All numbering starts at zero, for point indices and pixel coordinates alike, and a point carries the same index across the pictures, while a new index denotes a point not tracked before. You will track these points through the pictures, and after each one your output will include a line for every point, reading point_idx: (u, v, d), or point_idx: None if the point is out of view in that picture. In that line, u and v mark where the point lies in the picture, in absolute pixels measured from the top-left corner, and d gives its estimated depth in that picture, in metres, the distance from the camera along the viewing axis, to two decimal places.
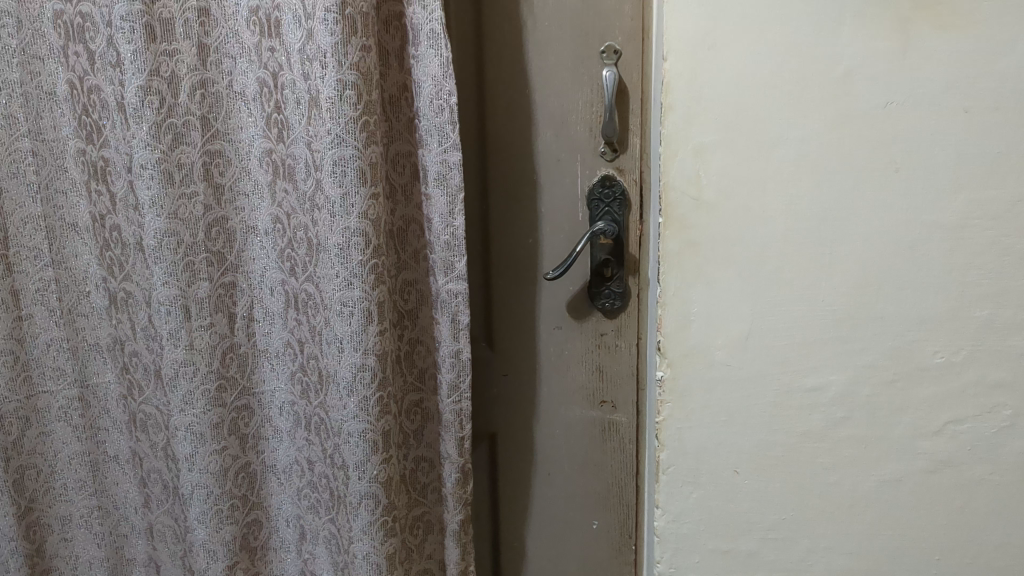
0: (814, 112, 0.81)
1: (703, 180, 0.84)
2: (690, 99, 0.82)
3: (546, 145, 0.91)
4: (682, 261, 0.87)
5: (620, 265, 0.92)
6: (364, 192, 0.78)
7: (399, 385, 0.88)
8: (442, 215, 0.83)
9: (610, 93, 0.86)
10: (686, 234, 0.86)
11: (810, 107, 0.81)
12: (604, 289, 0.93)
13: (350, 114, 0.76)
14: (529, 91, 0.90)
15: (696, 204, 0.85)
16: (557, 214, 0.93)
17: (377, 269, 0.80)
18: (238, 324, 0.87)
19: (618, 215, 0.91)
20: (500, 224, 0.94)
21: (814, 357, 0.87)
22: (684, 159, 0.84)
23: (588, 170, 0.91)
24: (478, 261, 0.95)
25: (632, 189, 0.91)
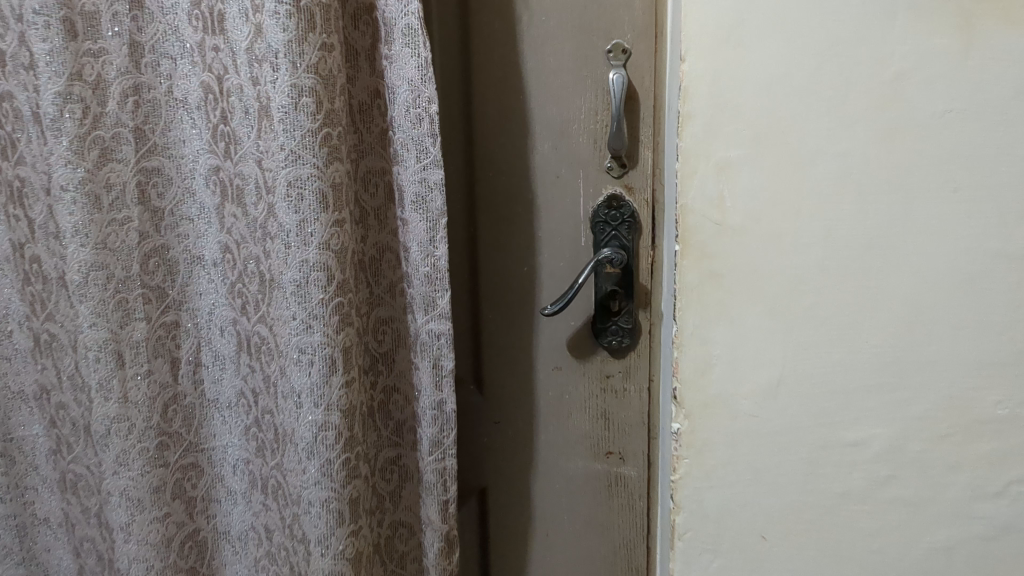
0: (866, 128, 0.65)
1: (728, 203, 0.68)
2: (712, 105, 0.66)
3: (544, 159, 0.78)
4: (703, 297, 0.70)
5: (629, 297, 0.80)
6: (329, 218, 0.66)
7: (370, 438, 0.76)
8: (421, 243, 0.71)
9: (619, 97, 0.73)
10: (707, 266, 0.70)
11: (863, 116, 0.65)
12: (610, 325, 0.80)
13: (307, 125, 0.63)
14: (521, 95, 0.77)
15: (719, 231, 0.69)
16: (556, 238, 0.80)
17: (341, 307, 0.68)
18: (182, 371, 0.74)
19: (626, 240, 0.79)
20: (487, 248, 0.81)
21: (854, 407, 0.70)
22: (704, 177, 0.68)
23: (592, 188, 0.78)
24: (464, 290, 0.83)
25: (643, 210, 0.78)
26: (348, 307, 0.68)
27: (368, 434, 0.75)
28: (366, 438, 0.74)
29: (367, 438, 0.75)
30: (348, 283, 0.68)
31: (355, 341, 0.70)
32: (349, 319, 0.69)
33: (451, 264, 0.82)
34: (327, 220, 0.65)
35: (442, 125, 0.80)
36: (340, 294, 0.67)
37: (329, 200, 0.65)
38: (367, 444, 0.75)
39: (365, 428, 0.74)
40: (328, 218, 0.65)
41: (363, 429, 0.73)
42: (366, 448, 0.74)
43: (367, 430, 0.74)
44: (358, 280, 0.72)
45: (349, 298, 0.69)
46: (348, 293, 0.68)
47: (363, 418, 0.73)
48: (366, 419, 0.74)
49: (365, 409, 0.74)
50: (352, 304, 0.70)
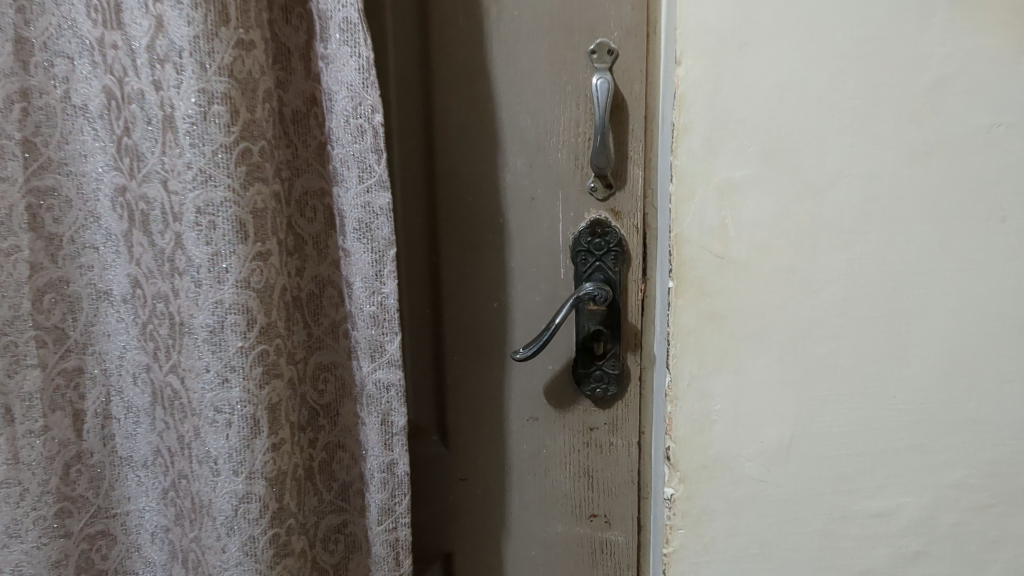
0: (883, 147, 0.59)
1: (728, 230, 0.60)
2: (711, 117, 0.59)
3: (516, 178, 0.67)
4: (700, 339, 0.63)
5: (616, 338, 0.68)
6: (250, 251, 0.55)
7: (306, 506, 0.64)
8: (366, 279, 0.59)
9: (603, 106, 0.62)
10: (705, 303, 0.62)
11: (878, 131, 0.59)
12: (593, 370, 0.69)
13: (219, 138, 0.52)
14: (489, 104, 0.66)
15: (718, 263, 0.61)
16: (531, 270, 0.69)
17: (266, 354, 0.56)
18: (88, 426, 0.63)
19: (612, 272, 0.67)
20: (450, 280, 0.70)
21: (879, 473, 0.64)
22: (702, 200, 0.60)
23: (572, 212, 0.67)
24: (425, 328, 0.72)
25: (632, 238, 0.67)
26: (275, 355, 0.57)
27: (305, 502, 0.64)
28: (302, 507, 0.63)
29: (303, 506, 0.63)
30: (275, 327, 0.57)
31: (286, 395, 0.59)
32: (275, 370, 0.58)
33: (404, 299, 0.71)
34: (247, 253, 0.54)
35: (389, 138, 0.68)
36: (264, 341, 0.56)
37: (248, 229, 0.54)
38: (303, 513, 0.63)
39: (300, 495, 0.63)
40: (247, 250, 0.54)
41: (298, 497, 0.62)
42: (302, 518, 0.63)
43: (302, 498, 0.63)
44: (291, 322, 0.60)
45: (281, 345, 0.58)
46: (276, 338, 0.57)
47: (297, 485, 0.62)
48: (301, 485, 0.63)
49: (300, 473, 0.62)
50: (282, 350, 0.58)
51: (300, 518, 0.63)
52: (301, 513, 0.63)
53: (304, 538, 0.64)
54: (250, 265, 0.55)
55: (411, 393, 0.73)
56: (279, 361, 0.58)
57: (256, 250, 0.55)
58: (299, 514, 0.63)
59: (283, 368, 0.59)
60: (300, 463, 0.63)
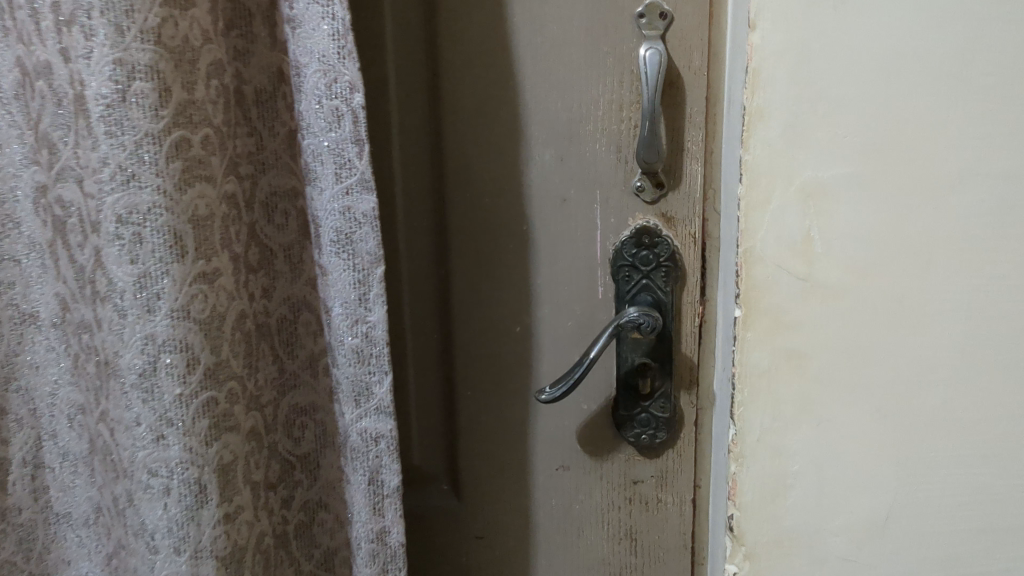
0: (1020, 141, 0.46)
1: (813, 245, 0.47)
2: (796, 96, 0.45)
3: (544, 175, 0.54)
4: (774, 382, 0.49)
5: (666, 374, 0.55)
6: (191, 270, 0.42)
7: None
8: (346, 304, 0.47)
9: (652, 87, 0.49)
10: (782, 338, 0.48)
11: (1012, 120, 0.45)
12: (637, 413, 0.56)
13: (143, 126, 0.40)
14: (510, 83, 0.53)
15: (799, 287, 0.48)
16: (562, 289, 0.56)
17: (212, 402, 0.44)
18: (13, 476, 0.52)
19: (661, 293, 0.54)
20: (463, 300, 0.57)
21: (1004, 555, 0.51)
22: (780, 206, 0.47)
23: (613, 218, 0.54)
24: (433, 358, 0.59)
25: (688, 249, 0.54)
26: (231, 401, 0.45)
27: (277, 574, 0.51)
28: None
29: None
30: (230, 366, 0.45)
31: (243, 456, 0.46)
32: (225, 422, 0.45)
33: (401, 324, 0.58)
34: (188, 274, 0.42)
35: (379, 127, 0.54)
36: (209, 385, 0.44)
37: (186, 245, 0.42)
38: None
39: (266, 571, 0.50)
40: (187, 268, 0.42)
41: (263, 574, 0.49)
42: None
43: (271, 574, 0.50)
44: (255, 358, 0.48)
45: (240, 384, 0.46)
46: (228, 381, 0.45)
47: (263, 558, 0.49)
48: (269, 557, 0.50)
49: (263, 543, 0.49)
50: (239, 395, 0.46)
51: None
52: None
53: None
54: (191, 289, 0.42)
55: (418, 435, 0.60)
56: (236, 412, 0.46)
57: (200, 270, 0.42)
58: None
59: (241, 416, 0.46)
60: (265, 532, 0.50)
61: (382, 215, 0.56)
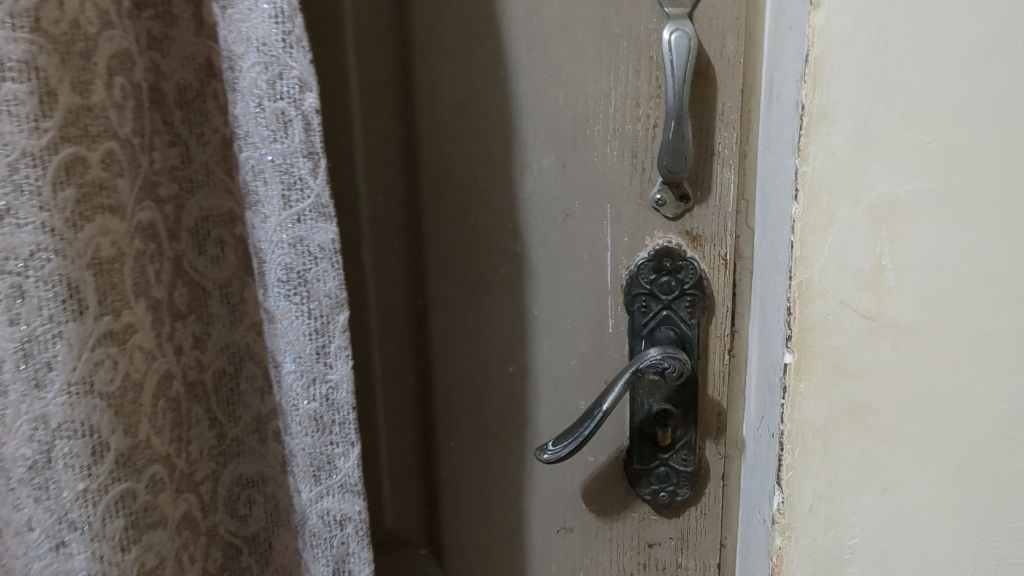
0: None
1: (884, 276, 0.38)
2: (866, 92, 0.36)
3: (540, 186, 0.44)
4: (832, 440, 0.40)
5: (690, 421, 0.46)
6: (94, 327, 0.32)
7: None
8: (299, 359, 0.37)
9: (679, 79, 0.40)
10: (843, 388, 0.39)
11: None
12: (656, 468, 0.47)
13: (20, 142, 0.29)
14: (499, 73, 0.43)
15: (865, 327, 0.38)
16: (563, 321, 0.46)
17: (131, 491, 0.34)
18: None
19: (684, 327, 0.45)
20: (444, 335, 0.47)
21: None
22: (844, 229, 0.37)
23: (626, 237, 0.44)
24: (408, 401, 0.49)
25: (718, 274, 0.45)
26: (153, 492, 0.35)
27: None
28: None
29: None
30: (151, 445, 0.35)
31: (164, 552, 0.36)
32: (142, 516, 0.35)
33: (368, 363, 0.48)
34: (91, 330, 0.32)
35: (338, 129, 0.44)
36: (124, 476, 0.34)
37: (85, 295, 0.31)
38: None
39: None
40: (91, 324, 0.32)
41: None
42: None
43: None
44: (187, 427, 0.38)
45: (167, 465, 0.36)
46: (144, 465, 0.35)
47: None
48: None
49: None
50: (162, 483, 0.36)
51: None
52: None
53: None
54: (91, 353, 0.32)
55: (391, 494, 0.51)
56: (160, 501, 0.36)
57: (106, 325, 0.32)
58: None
59: (165, 500, 0.36)
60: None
61: (344, 235, 0.46)
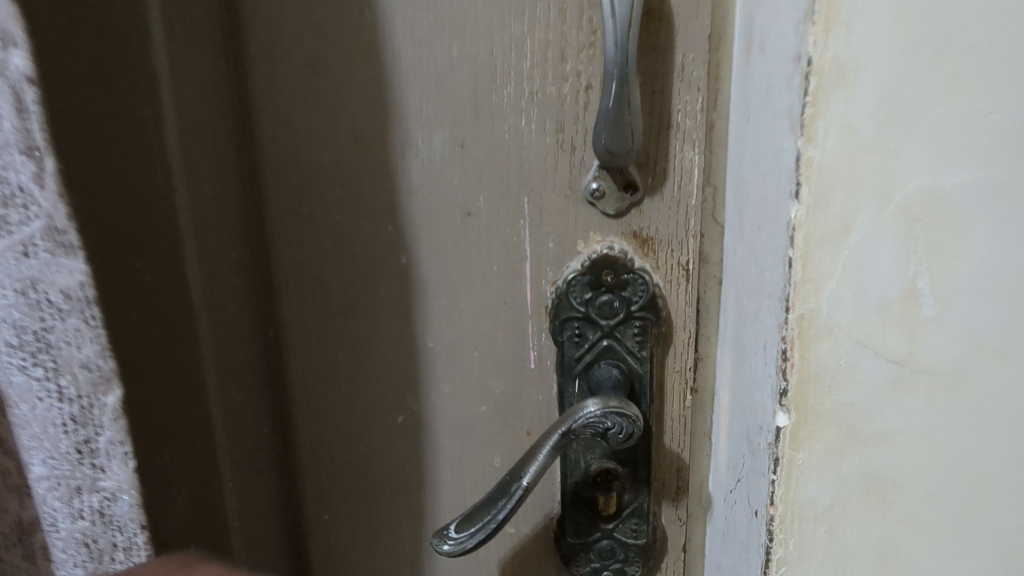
0: None
1: (917, 305, 0.26)
2: (907, 38, 0.23)
3: (429, 174, 0.32)
4: (839, 525, 0.29)
5: (640, 482, 0.35)
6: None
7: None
8: (56, 465, 0.24)
9: (624, 23, 0.27)
10: (857, 458, 0.28)
11: None
12: (595, 542, 0.36)
13: None
14: (364, 17, 0.30)
15: (890, 376, 0.27)
16: (468, 356, 0.34)
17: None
18: None
19: (632, 361, 0.33)
20: (307, 373, 0.35)
21: None
22: (867, 239, 0.25)
23: (551, 241, 0.32)
24: (262, 457, 0.37)
25: (676, 289, 0.32)
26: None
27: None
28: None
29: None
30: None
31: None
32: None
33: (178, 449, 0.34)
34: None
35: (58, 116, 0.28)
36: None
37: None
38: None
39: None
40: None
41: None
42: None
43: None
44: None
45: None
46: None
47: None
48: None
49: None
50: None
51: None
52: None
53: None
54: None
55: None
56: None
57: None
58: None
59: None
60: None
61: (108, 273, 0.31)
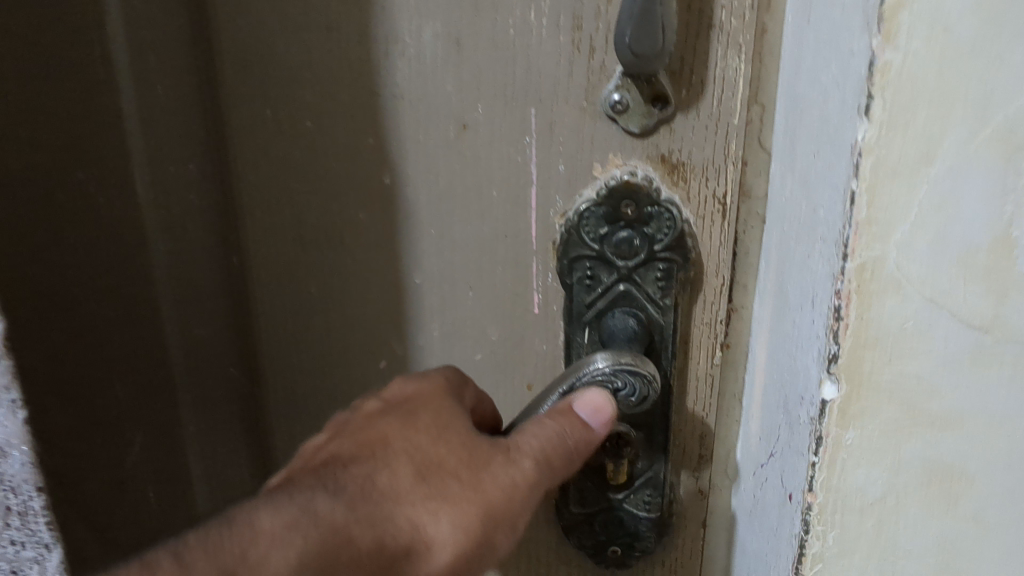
0: None
1: (1012, 258, 0.19)
2: None
3: (420, 78, 0.27)
4: (892, 518, 0.22)
5: (657, 450, 0.30)
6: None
7: (487, 459, 0.24)
8: None
9: None
10: (917, 442, 0.21)
11: None
12: (602, 512, 0.31)
13: None
14: None
15: (969, 346, 0.20)
16: (463, 294, 0.29)
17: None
18: None
19: (652, 310, 0.28)
20: (274, 298, 0.31)
21: None
22: (955, 169, 0.18)
23: (562, 164, 0.27)
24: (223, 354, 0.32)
25: (710, 227, 0.27)
26: (321, 543, 0.22)
27: (491, 457, 0.24)
28: (451, 468, 0.24)
29: (465, 475, 0.24)
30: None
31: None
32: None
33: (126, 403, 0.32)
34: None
35: None
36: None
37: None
38: (409, 503, 0.23)
39: (427, 503, 0.23)
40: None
41: (375, 544, 0.22)
42: (385, 543, 0.23)
43: (479, 464, 0.24)
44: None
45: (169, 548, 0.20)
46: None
47: (331, 522, 0.22)
48: (352, 443, 0.25)
49: (374, 496, 0.23)
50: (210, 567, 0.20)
51: (344, 551, 0.22)
52: (396, 563, 0.23)
53: (511, 528, 0.24)
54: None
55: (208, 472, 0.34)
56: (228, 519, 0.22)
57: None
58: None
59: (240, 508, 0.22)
60: (359, 474, 0.24)
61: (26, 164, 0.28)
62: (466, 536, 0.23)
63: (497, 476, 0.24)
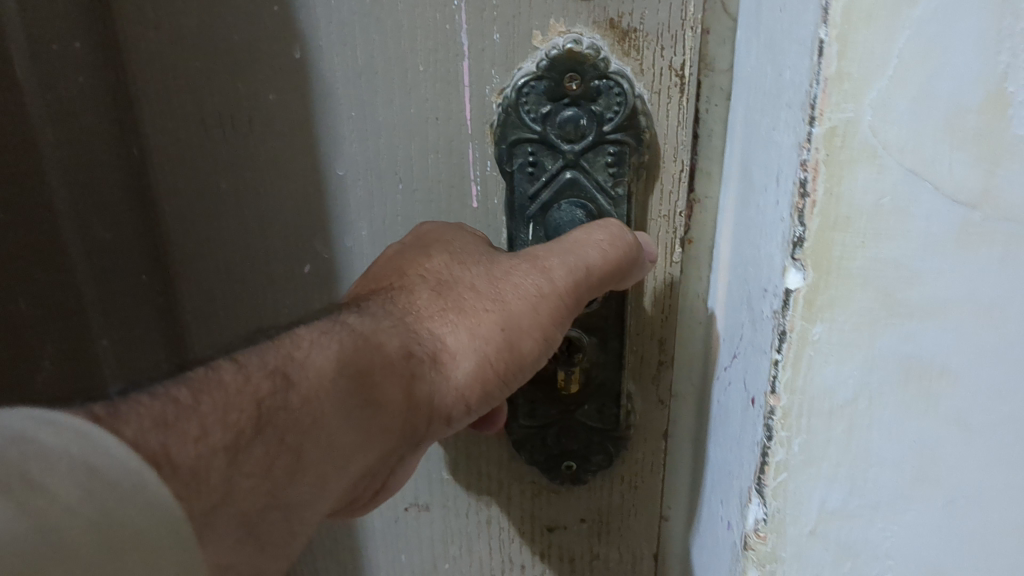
0: None
1: (1006, 119, 0.15)
2: None
3: None
4: (865, 426, 0.18)
5: (611, 356, 0.28)
6: (159, 482, 0.15)
7: (511, 269, 0.22)
8: None
9: None
10: (897, 339, 0.17)
11: None
12: (554, 424, 0.29)
13: None
14: None
15: (953, 226, 0.16)
16: (390, 189, 0.26)
17: (280, 382, 0.19)
18: None
19: (603, 201, 0.25)
20: (183, 191, 0.28)
21: None
22: (945, 6, 0.15)
23: (497, 32, 0.24)
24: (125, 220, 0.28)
25: (666, 104, 0.24)
26: (352, 351, 0.20)
27: (515, 265, 0.22)
28: (468, 283, 0.22)
29: (482, 286, 0.22)
30: (164, 458, 0.16)
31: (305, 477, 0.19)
32: (245, 465, 0.17)
33: None
34: (76, 440, 0.14)
35: None
36: (189, 484, 0.16)
37: (37, 504, 0.13)
38: (429, 320, 0.22)
39: (444, 316, 0.22)
40: (82, 457, 0.14)
41: (404, 351, 0.21)
42: (413, 353, 0.21)
43: (500, 274, 0.22)
44: (124, 426, 0.15)
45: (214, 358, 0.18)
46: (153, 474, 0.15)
47: (358, 332, 0.20)
48: (365, 286, 0.23)
49: (397, 314, 0.22)
50: (255, 369, 0.19)
51: (375, 357, 0.20)
52: (420, 370, 0.21)
53: (542, 340, 0.22)
54: (158, 529, 0.14)
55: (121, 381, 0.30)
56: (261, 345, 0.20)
57: (33, 426, 0.14)
58: (380, 422, 0.20)
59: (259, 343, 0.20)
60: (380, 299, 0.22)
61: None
62: (487, 340, 0.21)
63: (519, 283, 0.22)
